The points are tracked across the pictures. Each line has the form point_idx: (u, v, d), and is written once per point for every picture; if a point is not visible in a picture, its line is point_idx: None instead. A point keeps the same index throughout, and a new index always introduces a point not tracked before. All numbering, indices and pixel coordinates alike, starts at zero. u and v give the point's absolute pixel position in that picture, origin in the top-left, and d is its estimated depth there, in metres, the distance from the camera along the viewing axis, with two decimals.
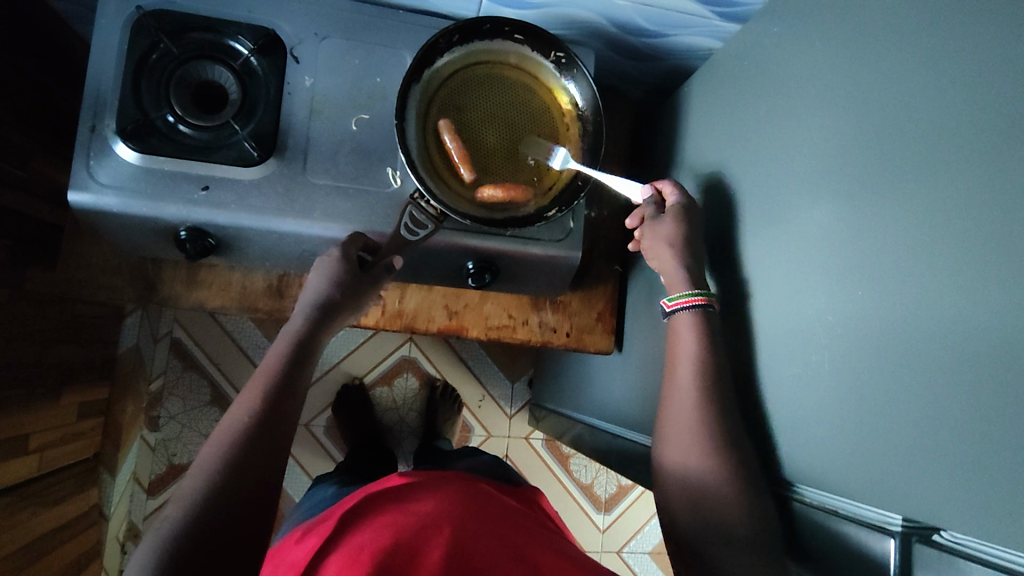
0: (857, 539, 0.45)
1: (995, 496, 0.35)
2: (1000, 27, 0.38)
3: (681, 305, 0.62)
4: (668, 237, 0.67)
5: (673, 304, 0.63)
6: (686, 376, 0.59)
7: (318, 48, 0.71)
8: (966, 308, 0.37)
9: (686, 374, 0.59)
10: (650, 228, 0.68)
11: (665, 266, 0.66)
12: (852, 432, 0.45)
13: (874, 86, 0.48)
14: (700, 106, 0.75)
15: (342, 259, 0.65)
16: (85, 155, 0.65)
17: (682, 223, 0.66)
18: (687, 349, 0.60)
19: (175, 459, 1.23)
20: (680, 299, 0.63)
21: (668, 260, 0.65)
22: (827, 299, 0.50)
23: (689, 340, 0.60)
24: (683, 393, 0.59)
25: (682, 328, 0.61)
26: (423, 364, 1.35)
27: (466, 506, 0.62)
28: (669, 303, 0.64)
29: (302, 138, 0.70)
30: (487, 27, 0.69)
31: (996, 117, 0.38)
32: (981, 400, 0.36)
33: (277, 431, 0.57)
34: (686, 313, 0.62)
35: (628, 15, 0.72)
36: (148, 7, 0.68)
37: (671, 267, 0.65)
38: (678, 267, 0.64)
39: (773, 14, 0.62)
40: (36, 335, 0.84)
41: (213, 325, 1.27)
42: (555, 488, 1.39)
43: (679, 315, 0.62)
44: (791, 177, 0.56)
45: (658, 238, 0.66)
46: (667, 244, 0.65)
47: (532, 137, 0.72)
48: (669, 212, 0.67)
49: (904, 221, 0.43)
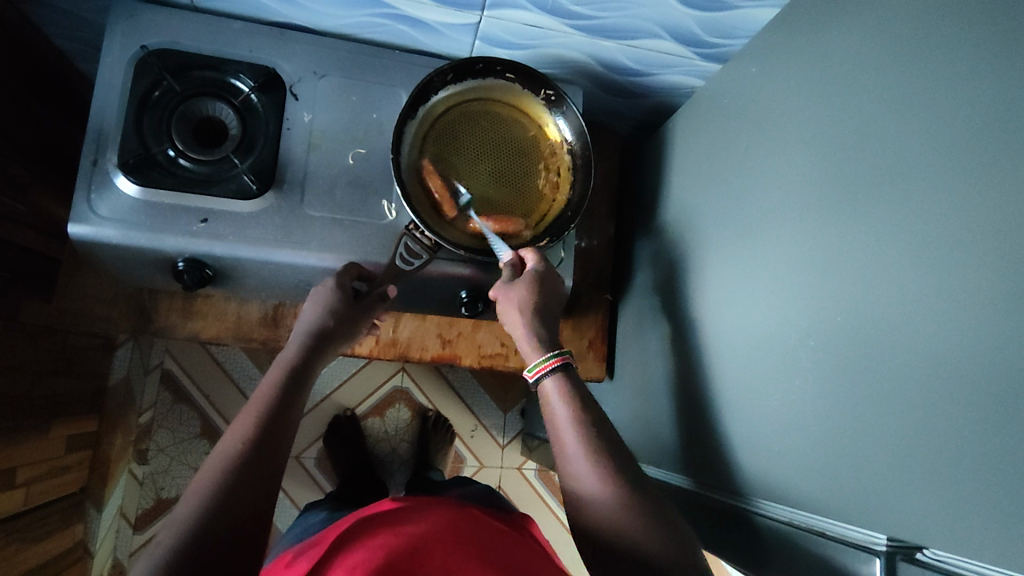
0: (844, 560, 0.45)
1: (979, 511, 0.36)
2: (972, 65, 0.41)
3: (542, 372, 0.64)
4: (528, 303, 0.67)
5: (533, 373, 0.65)
6: (575, 441, 0.58)
7: (316, 85, 0.74)
8: (945, 329, 0.39)
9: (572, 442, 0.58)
10: (504, 289, 0.68)
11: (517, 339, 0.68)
12: (839, 453, 0.46)
13: (848, 123, 0.51)
14: (684, 141, 0.78)
15: (337, 288, 0.67)
16: (86, 189, 0.66)
17: (535, 294, 0.67)
18: (569, 409, 0.61)
19: (163, 493, 1.22)
20: (539, 366, 0.64)
21: (517, 330, 0.67)
22: (808, 324, 0.51)
23: (563, 404, 0.61)
24: (574, 456, 0.58)
25: (550, 395, 0.63)
26: (414, 395, 1.35)
27: (456, 530, 0.62)
28: (529, 371, 0.65)
29: (299, 171, 0.71)
30: (479, 67, 0.72)
31: (965, 150, 0.40)
32: (959, 419, 0.37)
33: (270, 458, 0.57)
34: (549, 378, 0.63)
35: (615, 55, 0.75)
36: (152, 45, 0.70)
37: (520, 339, 0.67)
38: (527, 338, 0.66)
39: (754, 53, 0.65)
40: (28, 365, 0.84)
41: (205, 356, 1.27)
42: (547, 519, 1.38)
43: (541, 381, 0.64)
44: (771, 208, 0.59)
45: (507, 310, 0.67)
46: (515, 309, 0.67)
47: (522, 171, 0.75)
48: (523, 281, 0.68)
49: (882, 246, 0.45)
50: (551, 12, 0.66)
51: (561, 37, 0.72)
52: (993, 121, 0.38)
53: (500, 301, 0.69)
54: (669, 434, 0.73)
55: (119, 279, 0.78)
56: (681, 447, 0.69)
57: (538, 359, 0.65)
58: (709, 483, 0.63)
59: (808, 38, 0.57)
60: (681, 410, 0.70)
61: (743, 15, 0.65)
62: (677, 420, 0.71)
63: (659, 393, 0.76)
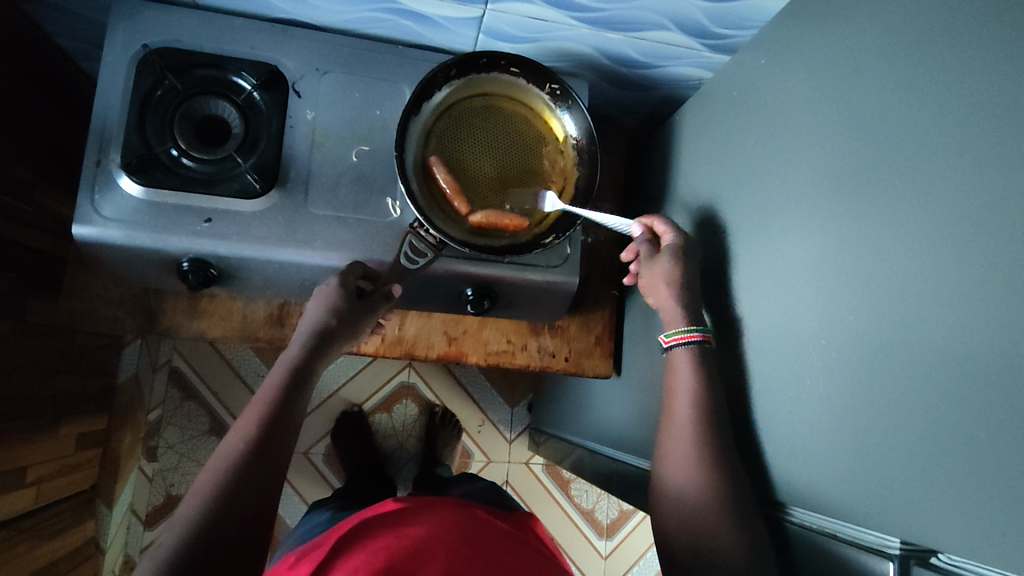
0: (856, 563, 0.44)
1: (997, 517, 0.35)
2: (991, 55, 0.39)
3: (679, 340, 0.63)
4: (678, 273, 0.66)
5: (670, 340, 0.64)
6: (685, 412, 0.59)
7: (318, 82, 0.73)
8: (963, 328, 0.38)
9: (682, 411, 0.59)
10: (646, 266, 0.69)
11: (661, 304, 0.67)
12: (852, 454, 0.46)
13: (859, 116, 0.50)
14: (691, 135, 0.77)
15: (340, 287, 0.66)
16: (89, 189, 0.66)
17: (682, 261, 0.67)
18: (686, 400, 0.59)
19: (173, 489, 1.22)
20: (677, 334, 0.63)
21: (667, 299, 0.66)
22: (821, 322, 0.50)
23: (687, 374, 0.61)
24: (679, 425, 0.59)
25: (678, 363, 0.62)
26: (421, 390, 1.35)
27: (459, 531, 0.62)
28: (666, 339, 0.64)
29: (303, 169, 0.71)
30: (483, 61, 0.71)
31: (980, 145, 0.39)
32: (975, 421, 0.37)
33: (271, 460, 0.56)
34: (684, 348, 0.63)
35: (621, 48, 0.74)
36: (153, 44, 0.69)
37: (667, 305, 0.66)
38: (674, 305, 0.65)
39: (763, 44, 0.64)
40: (36, 365, 0.84)
41: (212, 353, 1.27)
42: (555, 514, 1.38)
43: (675, 350, 0.64)
44: (782, 203, 0.58)
45: (654, 280, 0.67)
46: (665, 281, 0.66)
47: (527, 167, 0.74)
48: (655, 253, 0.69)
49: (895, 244, 0.44)
50: (556, 5, 0.65)
51: (565, 30, 0.71)
52: (1010, 115, 0.37)
53: (646, 277, 0.68)
54: None
55: (124, 279, 0.78)
56: None
57: (678, 327, 0.64)
58: None
59: (818, 28, 0.56)
60: None
61: (752, 6, 0.64)
62: None
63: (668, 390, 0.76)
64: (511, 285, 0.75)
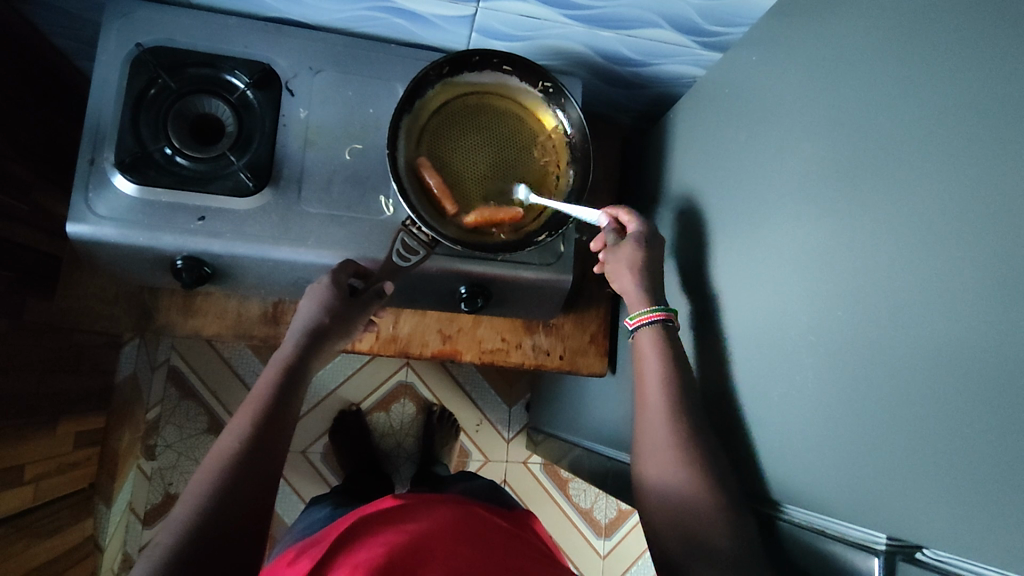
0: (842, 560, 0.44)
1: (983, 512, 0.35)
2: (978, 51, 0.39)
3: (643, 322, 0.65)
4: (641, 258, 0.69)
5: (634, 322, 0.66)
6: (659, 400, 0.60)
7: (312, 81, 0.73)
8: (950, 323, 0.38)
9: (655, 400, 0.60)
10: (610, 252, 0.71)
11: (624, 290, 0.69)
12: (841, 451, 0.45)
13: (849, 112, 0.50)
14: (685, 132, 0.77)
15: (332, 285, 0.66)
16: (84, 188, 0.66)
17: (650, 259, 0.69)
18: (655, 364, 0.62)
19: (172, 488, 1.23)
20: (641, 317, 0.66)
21: (629, 284, 0.68)
22: (810, 318, 0.50)
23: (654, 362, 0.62)
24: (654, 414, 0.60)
25: (646, 348, 0.64)
26: (419, 389, 1.35)
27: (456, 527, 0.62)
28: (630, 321, 0.66)
29: (296, 167, 0.71)
30: (475, 60, 0.71)
31: (967, 139, 0.39)
32: (962, 416, 0.37)
33: (266, 458, 0.57)
34: (647, 330, 0.65)
35: (614, 46, 0.74)
36: (147, 43, 0.70)
37: (629, 290, 0.68)
38: (636, 289, 0.68)
39: (754, 41, 0.64)
40: (33, 364, 0.84)
41: (210, 352, 1.28)
42: (553, 514, 1.38)
43: (640, 331, 0.65)
44: (773, 199, 0.58)
45: (618, 264, 0.69)
46: (628, 265, 0.69)
47: (520, 165, 0.74)
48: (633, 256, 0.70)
49: (883, 240, 0.44)
50: (548, 3, 0.65)
51: (558, 28, 0.71)
52: (997, 110, 0.37)
53: (611, 262, 0.70)
54: None
55: (119, 277, 0.78)
56: None
57: (640, 310, 0.67)
58: None
59: (808, 25, 0.56)
60: None
61: (744, 3, 0.64)
62: None
63: None
64: (504, 282, 0.75)
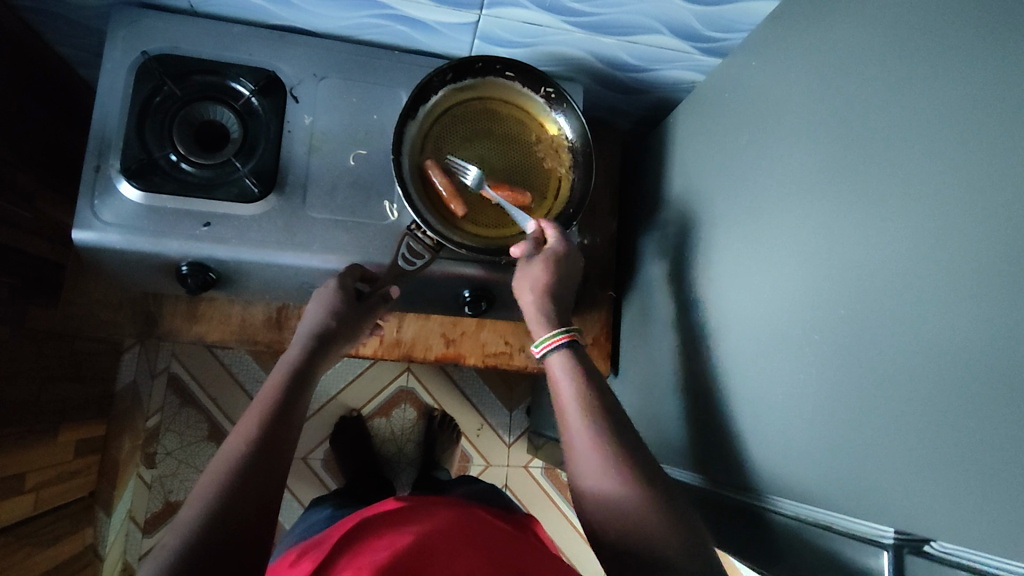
0: (850, 553, 0.45)
1: (986, 502, 0.36)
2: (976, 54, 0.40)
3: (551, 346, 0.64)
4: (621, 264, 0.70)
5: (541, 347, 0.65)
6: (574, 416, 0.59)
7: (316, 87, 0.74)
8: (951, 320, 0.39)
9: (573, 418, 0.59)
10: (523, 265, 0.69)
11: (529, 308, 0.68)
12: (844, 447, 0.46)
13: (848, 114, 0.51)
14: (684, 136, 0.78)
15: (338, 290, 0.67)
16: (90, 194, 0.66)
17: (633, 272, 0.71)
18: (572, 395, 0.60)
19: (172, 496, 1.22)
20: (547, 341, 0.64)
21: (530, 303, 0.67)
22: (813, 317, 0.51)
23: (565, 379, 0.62)
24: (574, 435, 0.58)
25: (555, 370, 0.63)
26: (420, 395, 1.36)
27: (461, 527, 0.63)
28: (537, 346, 0.65)
29: (301, 173, 0.72)
30: (478, 66, 0.72)
31: (965, 141, 0.40)
32: (963, 408, 0.37)
33: (273, 460, 0.57)
34: (556, 354, 0.64)
35: (614, 52, 0.75)
36: (152, 51, 0.70)
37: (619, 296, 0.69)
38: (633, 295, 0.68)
39: (753, 47, 0.65)
40: (35, 371, 0.84)
41: (211, 359, 1.27)
42: (554, 518, 1.38)
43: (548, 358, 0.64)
44: (773, 200, 0.58)
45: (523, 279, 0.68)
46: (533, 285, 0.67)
47: (523, 168, 0.75)
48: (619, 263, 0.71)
49: (884, 239, 0.45)
50: (549, 10, 0.66)
51: (560, 35, 0.72)
52: (995, 111, 0.38)
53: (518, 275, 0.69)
54: (675, 433, 0.72)
55: (121, 283, 0.78)
56: (687, 444, 0.68)
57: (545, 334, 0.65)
58: (714, 481, 0.63)
59: (807, 30, 0.57)
60: (685, 406, 0.70)
61: (742, 10, 0.65)
62: (683, 416, 0.70)
63: (660, 387, 0.76)
64: (502, 287, 0.75)
